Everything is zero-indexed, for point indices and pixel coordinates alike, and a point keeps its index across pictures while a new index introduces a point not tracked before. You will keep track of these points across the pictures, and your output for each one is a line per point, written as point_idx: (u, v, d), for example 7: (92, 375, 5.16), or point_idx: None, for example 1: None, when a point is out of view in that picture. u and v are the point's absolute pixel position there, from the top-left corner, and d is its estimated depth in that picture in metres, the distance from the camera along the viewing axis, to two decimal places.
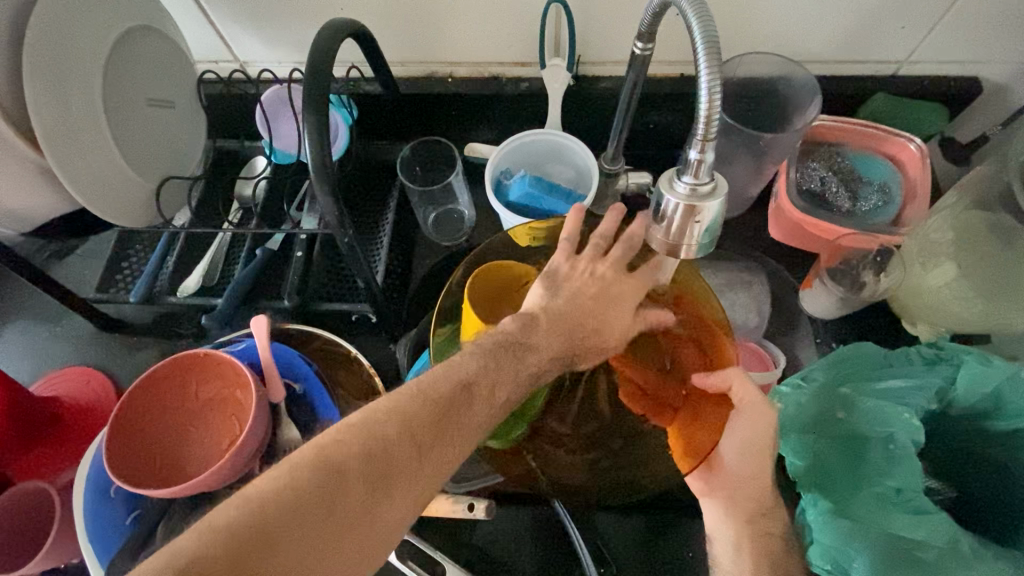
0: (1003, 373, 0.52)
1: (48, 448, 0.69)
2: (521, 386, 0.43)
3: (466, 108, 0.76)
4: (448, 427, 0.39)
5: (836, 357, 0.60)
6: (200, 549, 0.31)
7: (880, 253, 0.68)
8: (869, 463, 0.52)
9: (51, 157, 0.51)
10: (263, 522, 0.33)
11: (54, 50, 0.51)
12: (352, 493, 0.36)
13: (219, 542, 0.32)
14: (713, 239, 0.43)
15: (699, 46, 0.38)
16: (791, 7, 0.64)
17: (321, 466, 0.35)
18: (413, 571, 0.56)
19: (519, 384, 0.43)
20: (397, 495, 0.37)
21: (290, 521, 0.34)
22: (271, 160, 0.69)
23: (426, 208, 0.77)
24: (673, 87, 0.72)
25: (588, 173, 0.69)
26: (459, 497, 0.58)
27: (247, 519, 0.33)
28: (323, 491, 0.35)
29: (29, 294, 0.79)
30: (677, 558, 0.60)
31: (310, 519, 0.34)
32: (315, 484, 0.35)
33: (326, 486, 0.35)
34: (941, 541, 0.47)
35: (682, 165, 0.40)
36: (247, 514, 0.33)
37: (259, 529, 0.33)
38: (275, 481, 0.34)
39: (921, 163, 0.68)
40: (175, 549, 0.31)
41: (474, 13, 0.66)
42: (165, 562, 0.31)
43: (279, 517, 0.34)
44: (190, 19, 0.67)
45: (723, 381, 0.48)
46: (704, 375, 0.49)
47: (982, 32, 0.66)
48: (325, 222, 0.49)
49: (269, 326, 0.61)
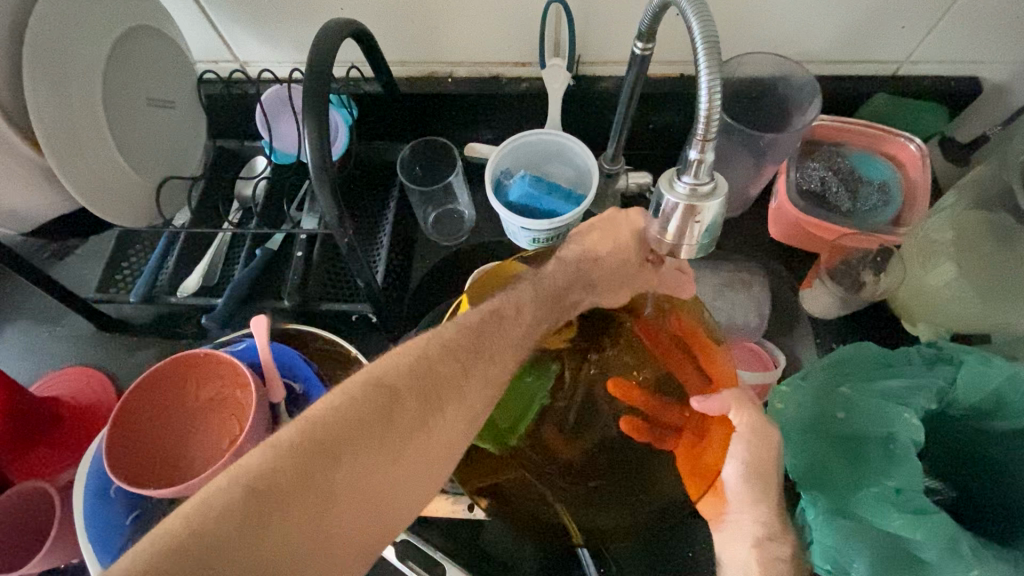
0: (1004, 372, 0.52)
1: (48, 449, 0.69)
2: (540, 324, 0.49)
3: (466, 108, 0.76)
4: (477, 362, 0.44)
5: (836, 357, 0.60)
6: (269, 463, 0.34)
7: (880, 253, 0.67)
8: (869, 463, 0.53)
9: (51, 156, 0.51)
10: (321, 438, 0.36)
11: (53, 50, 0.51)
12: (407, 406, 0.40)
13: (289, 454, 0.35)
14: (712, 240, 0.43)
15: (699, 45, 0.38)
16: (791, 7, 0.64)
17: (376, 384, 0.39)
18: (412, 571, 0.57)
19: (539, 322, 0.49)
20: (448, 407, 0.42)
21: (353, 432, 0.37)
22: (272, 160, 0.69)
23: (426, 208, 0.77)
24: (673, 87, 0.72)
25: (588, 173, 0.69)
26: (459, 499, 0.60)
27: (314, 432, 0.36)
28: (381, 404, 0.39)
29: (29, 294, 0.79)
30: (677, 559, 0.60)
31: (372, 429, 0.38)
32: (373, 398, 0.39)
33: (379, 408, 0.39)
34: (940, 541, 0.47)
35: (682, 165, 0.40)
36: (313, 427, 0.36)
37: (323, 441, 0.36)
38: (336, 399, 0.38)
39: (921, 163, 0.69)
40: (249, 463, 0.34)
41: (474, 14, 0.66)
42: (239, 475, 0.34)
43: (344, 430, 0.37)
44: (190, 19, 0.67)
45: (720, 405, 0.48)
46: (704, 401, 0.49)
47: (982, 32, 0.66)
48: (325, 222, 0.49)
49: (269, 326, 0.60)
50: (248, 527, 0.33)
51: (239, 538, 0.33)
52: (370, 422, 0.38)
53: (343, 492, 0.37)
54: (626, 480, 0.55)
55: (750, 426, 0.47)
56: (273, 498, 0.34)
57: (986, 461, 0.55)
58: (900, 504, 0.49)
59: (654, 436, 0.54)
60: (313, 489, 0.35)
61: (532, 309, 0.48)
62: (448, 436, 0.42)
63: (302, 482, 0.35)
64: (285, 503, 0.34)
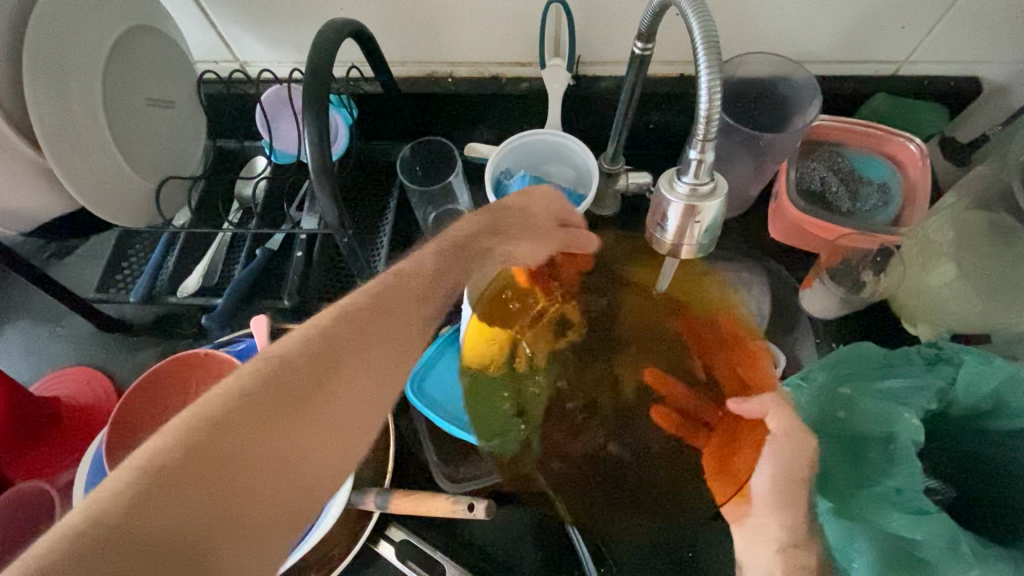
0: (1003, 373, 0.52)
1: (48, 449, 0.69)
2: (448, 284, 0.51)
3: (466, 108, 0.76)
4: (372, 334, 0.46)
5: (835, 357, 0.60)
6: (164, 448, 0.35)
7: (880, 253, 0.68)
8: (870, 463, 0.53)
9: (52, 157, 0.51)
10: (217, 415, 0.37)
11: (54, 50, 0.51)
12: (307, 376, 0.41)
13: (185, 436, 0.36)
14: (713, 239, 0.43)
15: (699, 45, 0.38)
16: (791, 7, 0.64)
17: (274, 360, 0.41)
18: (412, 571, 0.57)
19: (447, 280, 0.51)
20: (346, 372, 0.44)
21: (254, 405, 0.38)
22: (272, 160, 0.70)
23: (425, 208, 0.75)
24: (673, 87, 0.72)
25: (588, 173, 0.69)
26: (459, 498, 0.56)
27: (211, 411, 0.37)
28: (280, 376, 0.40)
29: (29, 295, 0.79)
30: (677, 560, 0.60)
31: (272, 399, 0.39)
32: (272, 372, 0.40)
33: (278, 382, 0.40)
34: (941, 542, 0.46)
35: (682, 165, 0.40)
36: (211, 407, 0.37)
37: (221, 418, 0.37)
38: (233, 380, 0.39)
39: (922, 163, 0.68)
40: (145, 453, 0.35)
41: (475, 14, 0.66)
42: (135, 463, 0.34)
43: (243, 404, 0.38)
44: (190, 19, 0.67)
45: (760, 407, 0.50)
46: (740, 402, 0.51)
47: (982, 32, 0.66)
48: (325, 222, 0.49)
49: (268, 326, 0.61)
50: (152, 512, 0.33)
51: (137, 519, 0.33)
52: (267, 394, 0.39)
53: (246, 464, 0.37)
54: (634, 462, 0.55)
55: (784, 428, 0.50)
56: (173, 479, 0.34)
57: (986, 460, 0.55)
58: (901, 504, 0.49)
59: (687, 431, 0.54)
60: (215, 460, 0.36)
61: (442, 266, 0.51)
62: (349, 407, 0.44)
63: (205, 457, 0.36)
64: (187, 478, 0.35)
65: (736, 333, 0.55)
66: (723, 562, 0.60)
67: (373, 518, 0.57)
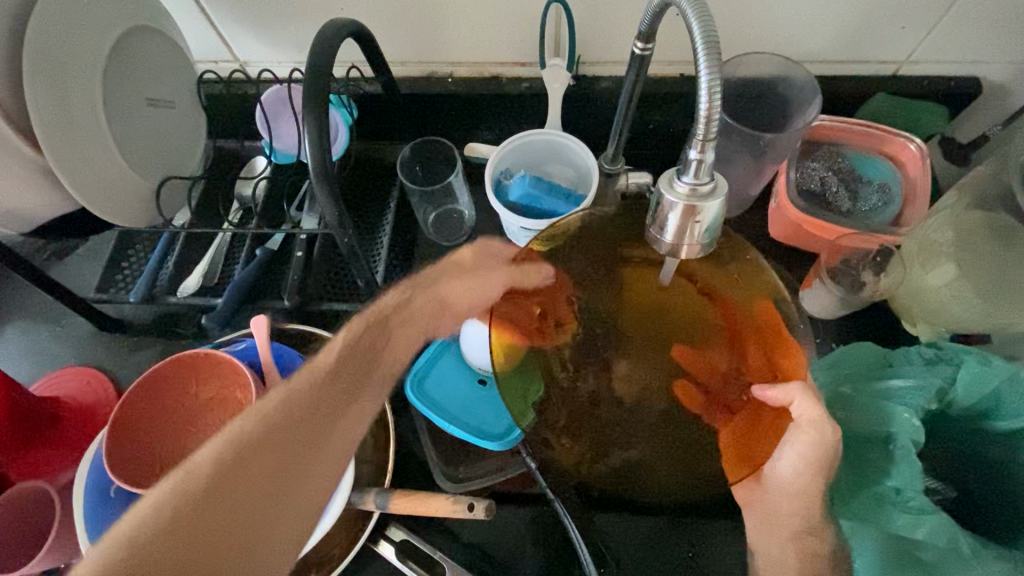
0: (1004, 373, 0.52)
1: (48, 448, 0.69)
2: (363, 372, 0.53)
3: (466, 108, 0.76)
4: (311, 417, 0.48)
5: (836, 358, 0.62)
6: None
7: (880, 253, 0.67)
8: (870, 463, 0.53)
9: (51, 157, 0.51)
10: (136, 547, 0.38)
11: (54, 50, 0.51)
12: (254, 474, 0.44)
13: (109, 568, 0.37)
14: (713, 239, 0.43)
15: (699, 46, 0.38)
16: (791, 7, 0.64)
17: (192, 479, 0.41)
18: (412, 571, 0.57)
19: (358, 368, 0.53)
20: (313, 455, 0.48)
21: (173, 529, 0.39)
22: (271, 160, 0.69)
23: (426, 208, 0.76)
24: (673, 87, 0.72)
25: (589, 173, 0.69)
26: (460, 498, 0.56)
27: (132, 542, 0.38)
28: (202, 492, 0.41)
29: (29, 294, 0.79)
30: (678, 559, 0.60)
31: (222, 505, 0.42)
32: (192, 491, 0.41)
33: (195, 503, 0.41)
34: (941, 541, 0.47)
35: (683, 166, 0.40)
36: (130, 538, 0.38)
37: (140, 549, 0.38)
38: (151, 505, 0.40)
39: (921, 162, 0.69)
40: None
41: (475, 14, 0.66)
42: None
43: (163, 529, 0.39)
44: (190, 19, 0.68)
45: (784, 396, 0.48)
46: (764, 389, 0.49)
47: (982, 32, 0.66)
48: (325, 222, 0.49)
49: (269, 326, 0.61)
50: None
51: None
52: (190, 498, 0.41)
53: None
54: (663, 457, 0.52)
55: (809, 419, 0.48)
56: None
57: (987, 460, 0.55)
58: (900, 504, 0.49)
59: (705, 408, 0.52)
60: None
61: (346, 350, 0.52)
62: (282, 511, 0.45)
63: None
64: None
65: (768, 316, 0.50)
66: (724, 563, 0.60)
67: (373, 518, 0.57)
